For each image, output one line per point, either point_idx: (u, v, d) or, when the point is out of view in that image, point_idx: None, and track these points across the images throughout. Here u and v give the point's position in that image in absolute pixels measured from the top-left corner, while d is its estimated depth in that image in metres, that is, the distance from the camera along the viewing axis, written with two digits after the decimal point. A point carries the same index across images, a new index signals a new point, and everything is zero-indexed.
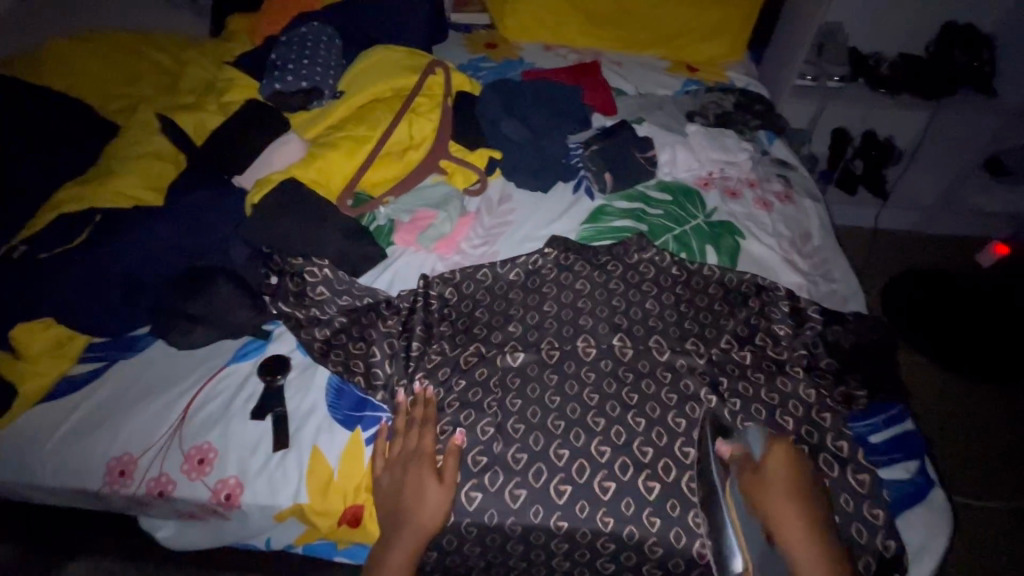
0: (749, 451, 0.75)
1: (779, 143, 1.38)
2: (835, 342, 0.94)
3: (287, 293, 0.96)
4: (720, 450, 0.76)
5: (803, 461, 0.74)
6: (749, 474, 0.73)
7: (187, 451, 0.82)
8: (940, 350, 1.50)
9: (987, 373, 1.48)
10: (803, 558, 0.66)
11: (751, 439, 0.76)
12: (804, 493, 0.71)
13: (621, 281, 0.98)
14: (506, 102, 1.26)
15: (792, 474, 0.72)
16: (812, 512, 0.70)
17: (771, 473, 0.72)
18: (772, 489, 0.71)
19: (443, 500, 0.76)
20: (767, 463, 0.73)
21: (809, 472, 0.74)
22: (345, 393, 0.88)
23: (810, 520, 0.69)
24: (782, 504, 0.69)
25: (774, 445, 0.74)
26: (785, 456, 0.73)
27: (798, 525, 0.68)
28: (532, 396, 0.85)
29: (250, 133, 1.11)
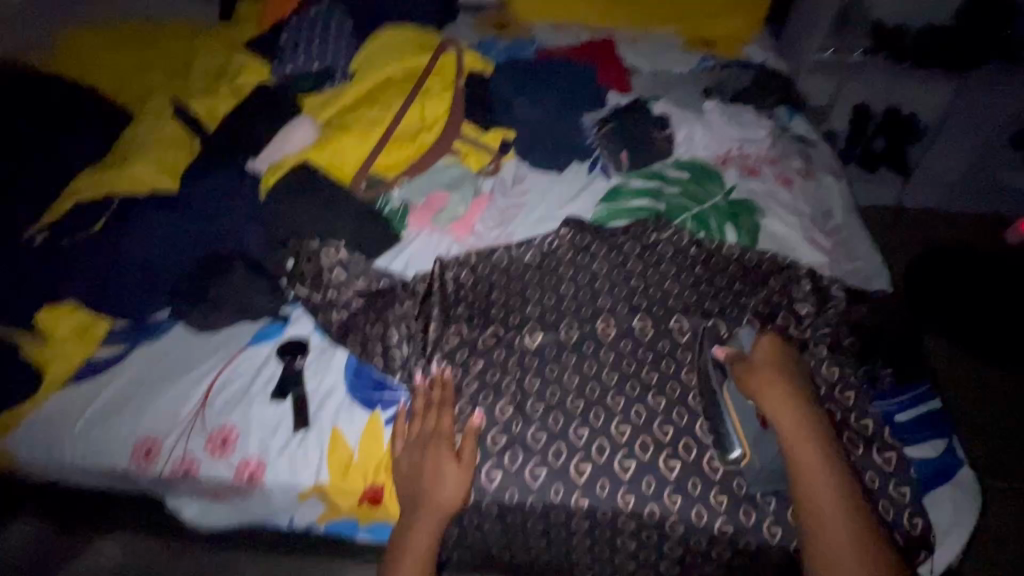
0: (740, 350, 0.80)
1: (799, 118, 1.34)
2: (856, 321, 0.92)
3: (304, 276, 0.96)
4: (715, 354, 0.82)
5: (788, 352, 0.78)
6: (740, 366, 0.78)
7: (210, 432, 0.84)
8: (964, 328, 1.46)
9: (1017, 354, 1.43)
10: (791, 432, 0.71)
11: (742, 340, 0.81)
12: (792, 378, 0.75)
13: (638, 261, 0.97)
14: (520, 82, 1.24)
15: (780, 362, 0.77)
16: (802, 396, 0.74)
17: (759, 362, 0.77)
18: (761, 375, 0.75)
19: (462, 480, 0.76)
20: (756, 354, 0.78)
21: (797, 361, 0.79)
22: (363, 375, 0.88)
23: (799, 402, 0.73)
24: (771, 388, 0.74)
25: (763, 340, 0.79)
26: (772, 347, 0.78)
27: (786, 406, 0.73)
28: (551, 376, 0.84)
29: (263, 117, 1.11)
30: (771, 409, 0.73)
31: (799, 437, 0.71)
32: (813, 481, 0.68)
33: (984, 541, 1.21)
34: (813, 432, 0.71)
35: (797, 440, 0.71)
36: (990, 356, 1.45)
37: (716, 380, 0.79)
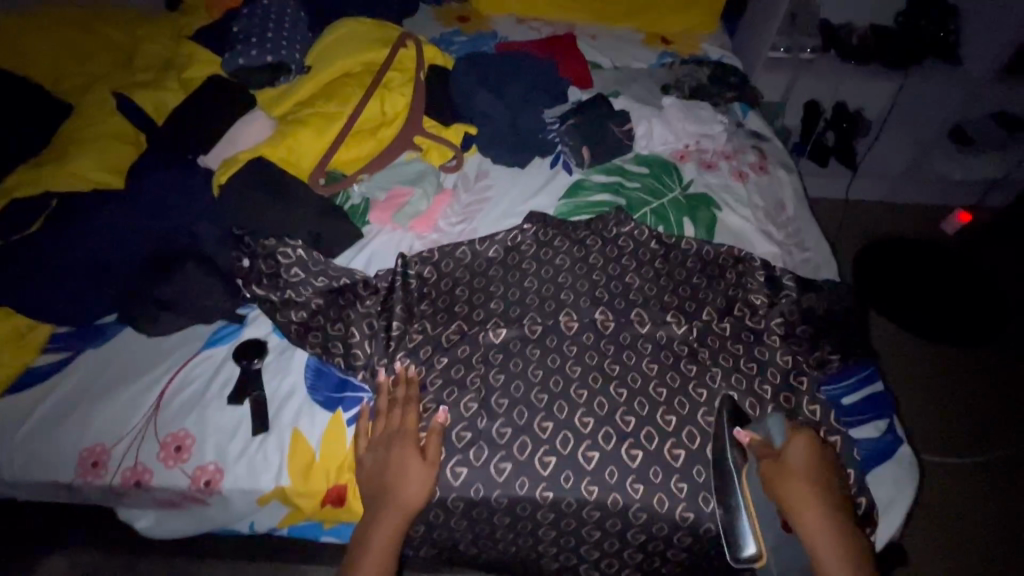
0: (770, 441, 0.74)
1: (753, 114, 1.38)
2: (811, 309, 0.95)
3: (261, 276, 0.93)
4: (737, 437, 0.77)
5: (824, 453, 0.72)
6: (769, 463, 0.72)
7: (162, 439, 0.80)
8: (908, 312, 1.56)
9: (951, 335, 1.54)
10: (821, 549, 0.66)
11: (773, 429, 0.74)
12: (829, 491, 0.69)
13: (600, 255, 0.99)
14: (481, 76, 1.23)
15: (815, 468, 0.70)
16: (838, 513, 0.68)
17: (792, 466, 0.70)
18: (794, 483, 0.69)
19: (426, 478, 0.75)
20: (788, 453, 0.71)
21: (834, 464, 0.72)
22: (324, 374, 0.87)
23: (833, 517, 0.67)
24: (802, 500, 0.68)
25: (797, 437, 0.72)
26: (807, 447, 0.71)
27: (822, 526, 0.67)
28: (515, 370, 0.85)
29: (214, 110, 1.06)
30: (801, 525, 0.68)
31: (828, 556, 0.65)
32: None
33: (925, 514, 1.29)
34: (848, 555, 0.65)
35: (826, 562, 0.65)
36: (931, 339, 1.55)
37: (735, 467, 0.76)
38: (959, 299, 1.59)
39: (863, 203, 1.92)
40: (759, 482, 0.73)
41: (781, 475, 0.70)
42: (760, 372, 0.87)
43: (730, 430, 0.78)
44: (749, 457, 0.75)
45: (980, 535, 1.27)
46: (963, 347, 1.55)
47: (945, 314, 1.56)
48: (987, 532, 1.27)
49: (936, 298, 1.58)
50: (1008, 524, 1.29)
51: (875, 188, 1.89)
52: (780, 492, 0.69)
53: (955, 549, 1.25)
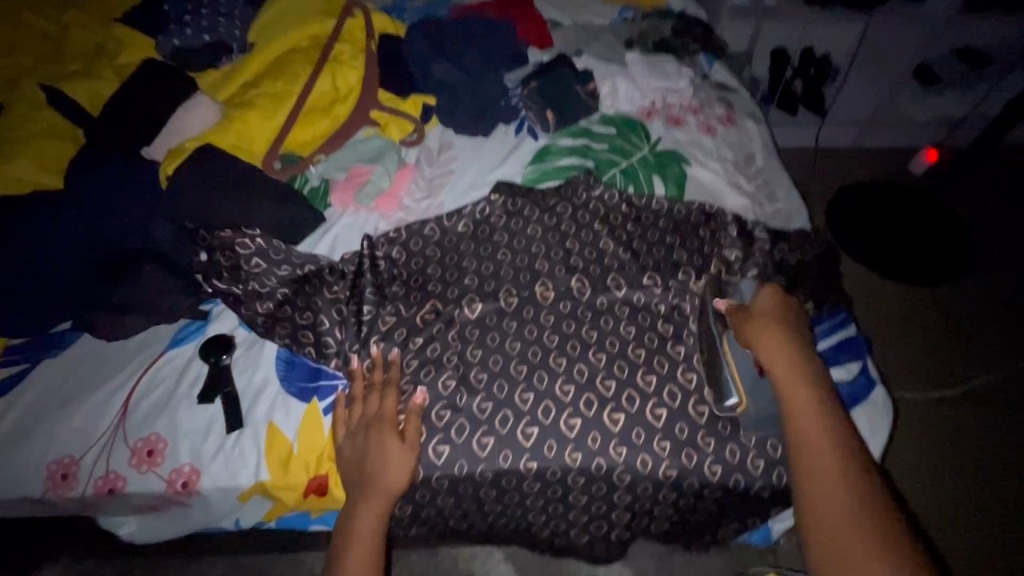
0: (741, 301, 0.80)
1: (719, 65, 1.36)
2: (781, 260, 0.95)
3: (221, 269, 0.89)
4: (716, 305, 0.81)
5: (788, 306, 0.78)
6: (739, 313, 0.77)
7: (133, 444, 0.77)
8: (873, 257, 1.59)
9: (918, 275, 1.57)
10: (787, 381, 0.71)
11: (744, 291, 0.81)
12: (792, 330, 0.75)
13: (571, 221, 0.97)
14: (435, 44, 1.18)
15: (781, 312, 0.77)
16: (802, 349, 0.73)
17: (763, 313, 0.76)
18: (760, 323, 0.75)
19: (408, 460, 0.74)
20: (757, 303, 0.78)
21: (799, 313, 0.78)
22: (296, 365, 0.85)
23: (801, 357, 0.72)
24: (773, 343, 0.73)
25: (764, 289, 0.79)
26: (774, 297, 0.78)
27: (782, 354, 0.72)
28: (492, 345, 0.84)
29: (154, 96, 1.00)
30: (771, 362, 0.72)
31: (796, 388, 0.70)
32: (813, 444, 0.67)
33: (900, 447, 1.34)
34: (815, 390, 0.70)
35: (794, 391, 0.70)
36: (897, 281, 1.59)
37: (717, 332, 0.79)
38: (928, 238, 1.60)
39: (834, 150, 1.93)
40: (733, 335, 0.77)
41: (749, 317, 0.76)
42: None
43: (710, 301, 0.82)
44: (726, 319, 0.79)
45: (954, 462, 1.32)
46: (928, 286, 1.59)
47: (912, 254, 1.59)
48: (963, 456, 1.33)
49: (903, 239, 1.60)
50: (981, 450, 1.34)
51: (844, 134, 1.90)
52: (750, 334, 0.75)
53: (930, 478, 1.30)
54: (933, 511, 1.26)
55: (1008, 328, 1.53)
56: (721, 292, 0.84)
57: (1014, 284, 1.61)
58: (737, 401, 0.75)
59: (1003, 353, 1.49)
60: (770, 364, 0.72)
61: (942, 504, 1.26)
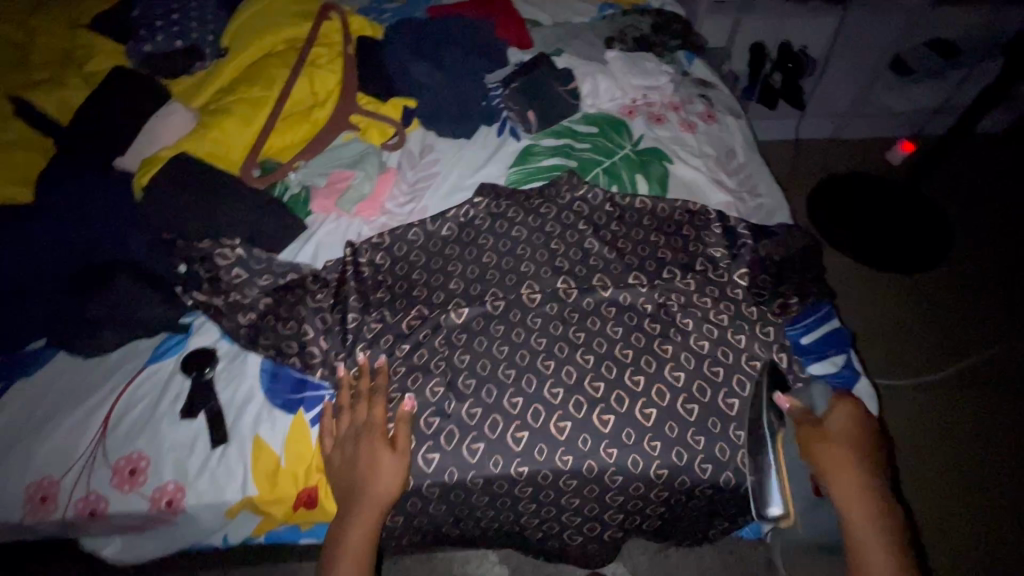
0: (810, 408, 0.73)
1: (699, 62, 1.36)
2: (767, 256, 0.95)
3: (201, 280, 0.88)
4: (778, 401, 0.74)
5: (866, 427, 0.72)
6: (809, 427, 0.71)
7: (115, 464, 0.75)
8: (852, 248, 1.62)
9: (898, 264, 1.60)
10: (857, 519, 0.66)
11: (814, 397, 0.74)
12: (868, 458, 0.69)
13: (556, 222, 0.98)
14: (414, 47, 1.17)
15: (858, 435, 0.70)
16: (875, 481, 0.68)
17: (838, 433, 0.70)
18: (835, 448, 0.69)
19: (397, 469, 0.73)
20: (831, 420, 0.72)
21: (875, 435, 0.72)
22: (281, 376, 0.83)
23: (873, 489, 0.68)
24: (847, 474, 0.67)
25: (840, 403, 0.73)
26: (851, 415, 0.72)
27: (855, 488, 0.67)
28: (480, 349, 0.83)
29: (126, 104, 0.98)
30: (842, 492, 0.67)
31: (865, 520, 0.66)
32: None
33: (887, 434, 1.35)
34: (883, 523, 0.66)
35: (864, 532, 0.65)
36: (877, 270, 1.62)
37: (770, 428, 0.73)
38: (906, 227, 1.64)
39: (814, 142, 1.96)
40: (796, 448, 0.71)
41: (823, 436, 0.69)
42: (730, 324, 0.86)
43: (769, 394, 0.75)
44: (789, 422, 0.73)
45: (938, 447, 1.34)
46: (907, 275, 1.62)
47: (891, 243, 1.62)
48: (953, 439, 1.35)
49: (882, 230, 1.63)
50: (965, 434, 1.36)
51: (823, 126, 1.92)
52: (820, 456, 0.68)
53: (915, 463, 1.32)
54: (929, 493, 1.28)
55: (988, 311, 1.57)
56: (780, 382, 0.77)
57: (990, 270, 1.65)
58: (780, 514, 0.68)
59: (982, 339, 1.52)
60: (840, 493, 0.67)
61: (929, 489, 1.28)
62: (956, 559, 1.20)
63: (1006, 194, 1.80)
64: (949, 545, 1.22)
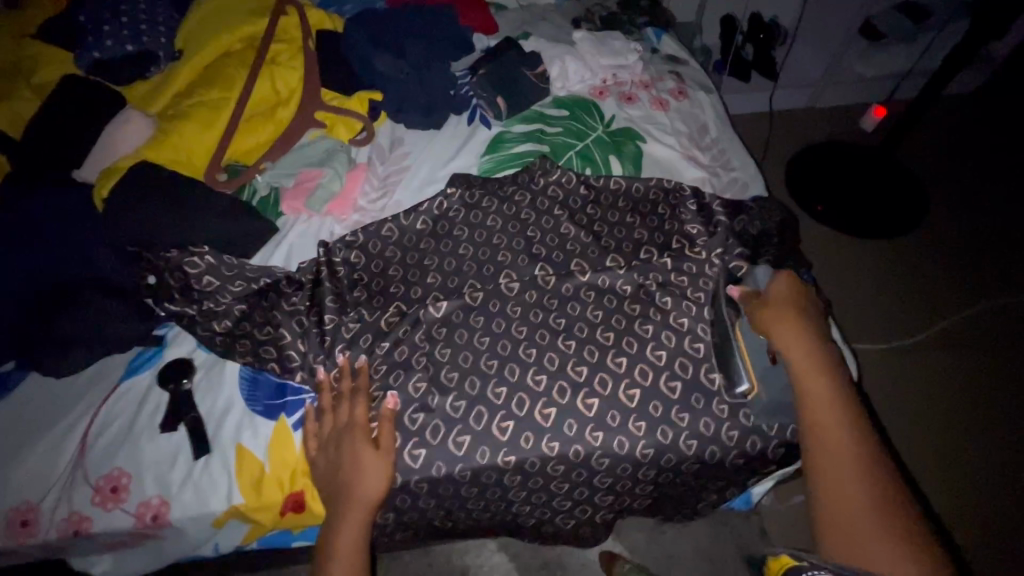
0: (756, 287, 0.81)
1: (667, 38, 1.35)
2: (744, 232, 0.95)
3: (172, 291, 0.86)
4: (730, 292, 0.83)
5: (804, 294, 0.79)
6: (755, 303, 0.79)
7: (96, 482, 0.74)
8: (828, 215, 1.65)
9: (873, 229, 1.64)
10: (802, 367, 0.72)
11: (759, 277, 0.82)
12: (808, 317, 0.76)
13: (530, 209, 0.98)
14: (376, 36, 1.14)
15: (798, 300, 0.78)
16: (816, 334, 0.75)
17: (779, 300, 0.77)
18: (776, 311, 0.76)
19: (383, 468, 0.73)
20: (773, 291, 0.79)
21: (815, 302, 0.80)
22: (260, 383, 0.81)
23: (816, 347, 0.73)
24: (788, 332, 0.74)
25: (780, 277, 0.80)
26: (790, 286, 0.79)
27: (798, 341, 0.73)
28: (460, 342, 0.83)
29: (77, 111, 0.94)
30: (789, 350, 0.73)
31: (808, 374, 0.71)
32: (826, 428, 0.68)
33: (873, 401, 1.37)
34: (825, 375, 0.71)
35: (809, 377, 0.71)
36: (853, 236, 1.65)
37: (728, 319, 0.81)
38: (881, 193, 1.66)
39: (788, 112, 1.97)
40: (748, 323, 0.79)
41: (764, 305, 0.77)
42: (708, 301, 0.86)
43: (724, 289, 0.84)
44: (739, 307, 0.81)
45: (921, 409, 1.36)
46: (883, 240, 1.64)
47: (865, 209, 1.64)
48: (942, 399, 1.38)
49: (857, 196, 1.65)
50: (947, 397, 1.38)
51: (797, 96, 1.94)
52: (765, 323, 0.76)
53: (905, 426, 1.33)
54: (924, 456, 1.30)
55: (966, 270, 1.60)
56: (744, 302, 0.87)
57: (967, 230, 1.67)
58: (747, 389, 0.78)
59: (959, 302, 1.54)
60: (785, 349, 0.73)
61: (922, 452, 1.30)
62: (951, 522, 1.21)
63: (981, 153, 1.83)
64: (947, 505, 1.24)
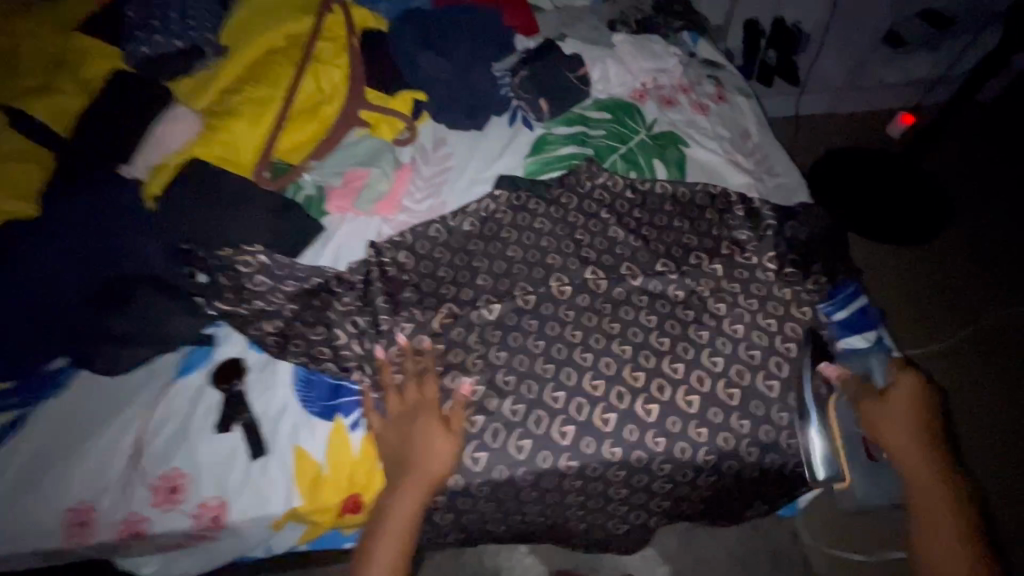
0: (867, 377, 0.82)
1: (704, 42, 1.36)
2: (794, 238, 0.95)
3: (224, 289, 0.85)
4: (826, 371, 0.82)
5: (927, 393, 0.80)
6: (866, 398, 0.80)
7: (153, 483, 0.73)
8: (856, 217, 1.64)
9: (895, 235, 1.64)
10: (914, 472, 0.77)
11: (874, 368, 0.82)
12: (926, 420, 0.78)
13: (578, 213, 0.98)
14: (418, 33, 1.13)
15: (920, 403, 0.79)
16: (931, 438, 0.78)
17: (895, 400, 0.79)
18: (888, 418, 0.78)
19: (449, 451, 0.73)
20: (892, 390, 0.80)
21: (936, 399, 0.81)
22: (314, 383, 0.80)
23: (929, 453, 0.77)
24: (893, 426, 0.78)
25: (903, 375, 0.81)
26: (915, 384, 0.80)
27: (906, 446, 0.77)
28: (516, 345, 0.82)
29: (125, 107, 0.92)
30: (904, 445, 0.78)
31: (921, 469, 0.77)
32: (930, 535, 0.75)
33: None
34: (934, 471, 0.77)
35: (918, 479, 0.77)
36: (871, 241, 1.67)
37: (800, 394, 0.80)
38: (908, 199, 1.66)
39: (811, 119, 1.98)
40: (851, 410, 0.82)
41: (881, 406, 0.78)
42: (762, 307, 0.86)
43: (819, 366, 0.83)
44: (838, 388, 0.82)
45: None
46: (899, 248, 1.67)
47: (892, 214, 1.64)
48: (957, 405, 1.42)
49: (885, 200, 1.65)
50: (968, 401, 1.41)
51: (819, 101, 1.95)
52: (876, 423, 0.79)
53: None
54: None
55: (982, 277, 1.63)
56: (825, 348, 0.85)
57: (991, 236, 1.69)
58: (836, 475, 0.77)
59: (975, 311, 1.57)
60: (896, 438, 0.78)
61: None
62: None
63: (1002, 160, 1.83)
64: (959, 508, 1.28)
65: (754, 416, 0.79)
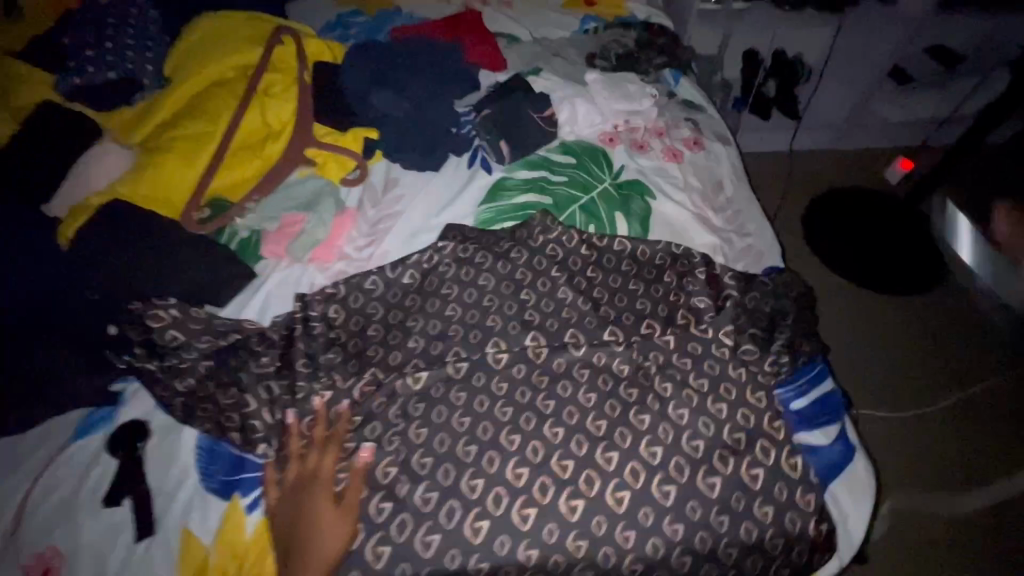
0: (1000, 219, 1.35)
1: (686, 82, 1.28)
2: (756, 309, 0.88)
3: (134, 344, 0.80)
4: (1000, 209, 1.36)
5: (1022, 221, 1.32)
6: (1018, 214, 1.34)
7: (25, 562, 0.67)
8: (838, 262, 1.58)
9: (892, 284, 1.55)
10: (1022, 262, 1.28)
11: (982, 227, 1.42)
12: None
13: (527, 269, 0.92)
14: (376, 69, 1.08)
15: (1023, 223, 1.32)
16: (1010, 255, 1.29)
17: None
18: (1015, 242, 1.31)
19: (342, 531, 0.67)
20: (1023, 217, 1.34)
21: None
22: (217, 455, 0.75)
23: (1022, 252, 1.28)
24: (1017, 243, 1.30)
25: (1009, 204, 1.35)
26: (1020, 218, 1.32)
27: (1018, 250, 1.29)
28: (438, 422, 0.76)
29: (49, 139, 0.88)
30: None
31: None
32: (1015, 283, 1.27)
33: (884, 459, 1.30)
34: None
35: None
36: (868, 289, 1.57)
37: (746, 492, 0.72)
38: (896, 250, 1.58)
39: (809, 154, 1.88)
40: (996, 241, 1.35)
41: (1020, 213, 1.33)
42: (712, 390, 0.79)
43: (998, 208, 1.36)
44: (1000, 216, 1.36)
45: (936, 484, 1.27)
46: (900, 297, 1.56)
47: (877, 261, 1.57)
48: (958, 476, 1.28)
49: (868, 248, 1.59)
50: None
51: (818, 137, 1.86)
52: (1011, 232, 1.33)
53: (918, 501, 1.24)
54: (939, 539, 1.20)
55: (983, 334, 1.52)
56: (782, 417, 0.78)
57: (995, 290, 1.59)
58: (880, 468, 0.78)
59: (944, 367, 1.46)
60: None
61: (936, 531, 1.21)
62: None
63: None
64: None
65: (694, 518, 0.70)
